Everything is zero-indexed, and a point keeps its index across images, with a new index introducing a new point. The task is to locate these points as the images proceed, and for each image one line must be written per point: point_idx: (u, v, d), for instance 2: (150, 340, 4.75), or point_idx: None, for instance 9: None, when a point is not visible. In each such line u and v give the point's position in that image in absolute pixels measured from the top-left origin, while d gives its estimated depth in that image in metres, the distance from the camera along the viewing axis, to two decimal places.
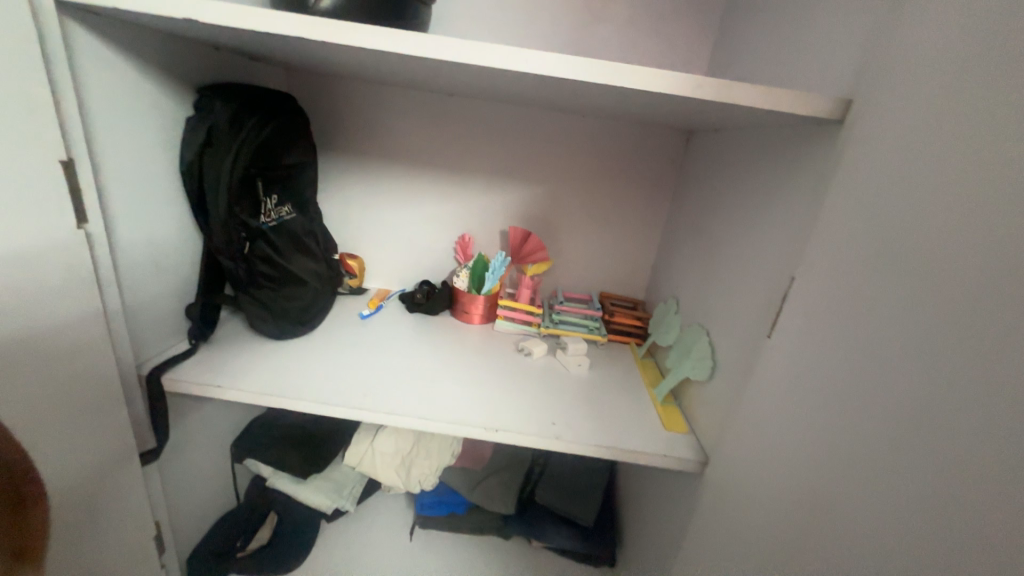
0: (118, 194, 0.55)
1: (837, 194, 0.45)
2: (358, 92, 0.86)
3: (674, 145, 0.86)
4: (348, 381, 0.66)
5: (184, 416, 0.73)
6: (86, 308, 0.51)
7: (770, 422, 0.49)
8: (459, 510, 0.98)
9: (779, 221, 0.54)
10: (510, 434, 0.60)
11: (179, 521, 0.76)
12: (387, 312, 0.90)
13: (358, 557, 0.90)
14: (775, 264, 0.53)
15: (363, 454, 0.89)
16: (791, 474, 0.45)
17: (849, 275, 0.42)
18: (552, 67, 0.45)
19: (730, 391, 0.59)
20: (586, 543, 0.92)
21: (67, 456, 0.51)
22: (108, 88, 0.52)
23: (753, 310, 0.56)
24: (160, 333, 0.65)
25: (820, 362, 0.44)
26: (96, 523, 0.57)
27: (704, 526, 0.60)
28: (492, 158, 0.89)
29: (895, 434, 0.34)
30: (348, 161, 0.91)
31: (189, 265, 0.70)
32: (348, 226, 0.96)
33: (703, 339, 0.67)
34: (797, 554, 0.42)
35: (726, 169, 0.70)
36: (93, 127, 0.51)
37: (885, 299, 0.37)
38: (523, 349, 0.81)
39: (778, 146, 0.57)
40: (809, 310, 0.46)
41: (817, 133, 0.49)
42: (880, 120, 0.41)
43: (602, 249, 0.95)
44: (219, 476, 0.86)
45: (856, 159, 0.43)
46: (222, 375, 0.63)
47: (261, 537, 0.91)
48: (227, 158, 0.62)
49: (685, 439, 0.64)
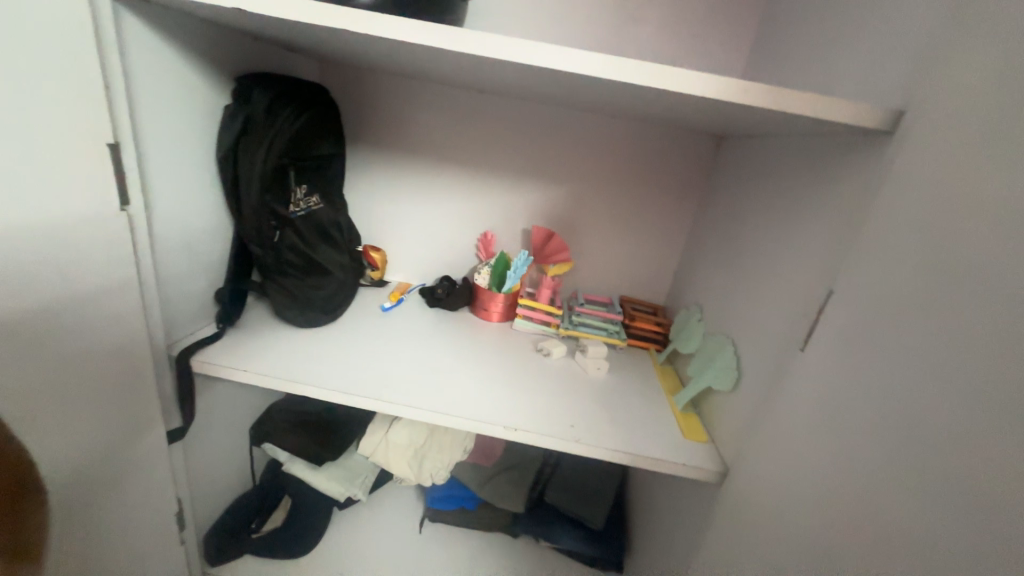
0: (158, 178, 0.57)
1: (880, 207, 0.43)
2: (389, 86, 0.87)
3: (704, 151, 0.85)
4: (369, 372, 0.66)
5: (207, 397, 0.75)
6: (123, 287, 0.53)
7: (797, 439, 0.48)
8: (469, 505, 0.98)
9: (814, 232, 0.53)
10: (528, 434, 0.60)
11: (198, 499, 0.78)
12: (407, 305, 0.91)
13: (368, 545, 0.91)
14: (808, 277, 0.52)
15: (377, 445, 0.90)
16: (817, 492, 0.44)
17: (889, 291, 0.40)
18: (591, 66, 0.44)
19: (754, 404, 0.57)
20: (594, 547, 0.91)
21: (98, 429, 0.53)
22: (153, 75, 0.54)
23: (782, 322, 0.55)
24: (190, 315, 0.67)
25: (853, 379, 0.42)
26: (121, 496, 0.58)
27: (719, 538, 0.59)
28: (519, 156, 0.88)
29: (935, 457, 0.33)
30: (376, 154, 0.92)
31: (220, 250, 0.72)
32: (373, 218, 0.97)
33: (727, 349, 0.65)
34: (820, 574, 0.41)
35: (759, 176, 0.68)
36: (138, 112, 0.53)
37: (929, 318, 0.36)
38: (542, 349, 0.80)
39: (817, 155, 0.55)
40: (843, 325, 0.45)
41: (860, 143, 0.48)
42: (930, 131, 0.39)
43: (625, 252, 0.94)
44: (237, 458, 0.88)
45: (902, 172, 0.41)
46: (247, 359, 0.65)
47: (275, 519, 0.93)
48: (262, 147, 0.63)
49: (704, 449, 0.63)
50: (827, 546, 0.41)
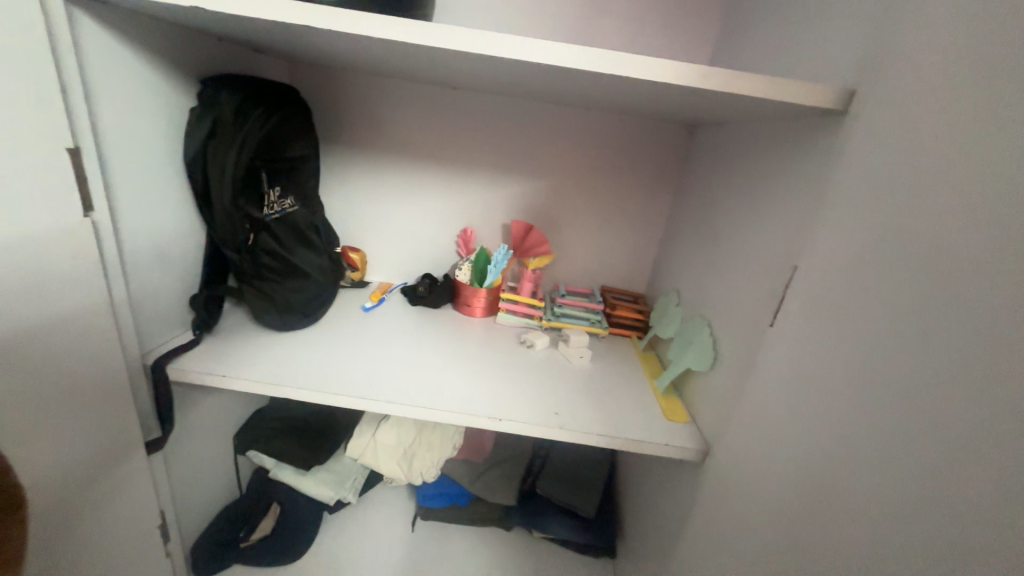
0: (123, 184, 0.55)
1: (839, 184, 0.45)
2: (361, 85, 0.86)
3: (676, 140, 0.87)
4: (352, 372, 0.66)
5: (188, 406, 0.73)
6: (91, 296, 0.51)
7: (771, 411, 0.50)
8: (461, 501, 0.99)
9: (780, 213, 0.55)
10: (513, 424, 0.61)
11: (182, 511, 0.76)
12: (390, 305, 0.90)
13: (360, 547, 0.91)
14: (776, 255, 0.54)
15: (366, 446, 0.90)
16: (791, 461, 0.45)
17: (849, 263, 0.42)
18: (557, 55, 0.45)
19: (731, 382, 0.59)
20: (586, 535, 0.92)
21: (72, 442, 0.52)
22: (113, 78, 0.53)
23: (754, 301, 0.57)
24: (165, 323, 0.66)
25: (820, 351, 0.44)
26: (100, 510, 0.57)
27: (704, 515, 0.60)
28: (495, 151, 0.89)
29: (894, 418, 0.34)
30: (350, 154, 0.91)
31: (193, 256, 0.70)
32: (350, 219, 0.96)
33: (704, 331, 0.67)
34: (796, 539, 0.43)
35: (728, 162, 0.70)
36: (99, 116, 0.51)
37: (885, 286, 0.37)
38: (525, 341, 0.81)
39: (780, 139, 0.57)
40: (810, 300, 0.47)
41: (819, 124, 0.49)
42: (881, 109, 0.41)
43: (604, 243, 0.95)
44: (222, 467, 0.87)
45: (858, 149, 0.43)
46: (226, 364, 0.64)
47: (263, 527, 0.90)
48: (231, 149, 0.62)
49: (686, 429, 0.65)
50: (802, 511, 0.43)
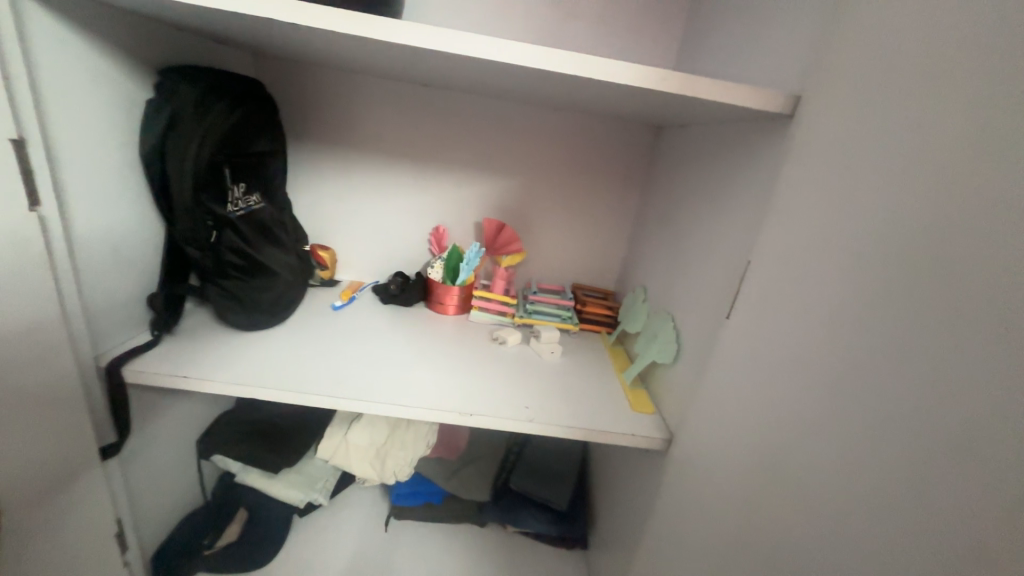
0: (73, 177, 0.53)
1: (790, 184, 0.48)
2: (330, 80, 0.85)
3: (643, 141, 0.89)
4: (321, 371, 0.65)
5: (148, 410, 0.70)
6: (39, 295, 0.49)
7: (730, 400, 0.52)
8: (435, 499, 0.98)
9: (737, 211, 0.57)
10: (485, 419, 0.61)
11: (142, 519, 0.73)
12: (361, 303, 0.89)
13: (332, 549, 0.89)
14: (734, 251, 0.57)
15: (337, 446, 0.89)
16: (747, 445, 0.48)
17: (799, 258, 0.45)
18: (526, 56, 0.46)
19: (694, 373, 0.62)
20: (558, 527, 0.94)
21: (19, 449, 0.49)
22: (63, 67, 0.50)
23: (714, 295, 0.60)
24: (121, 324, 0.63)
25: (772, 340, 0.47)
26: (50, 521, 0.54)
27: (669, 501, 0.63)
28: (467, 150, 0.89)
29: (838, 400, 0.37)
30: (320, 150, 0.90)
31: (151, 254, 0.68)
32: (320, 217, 0.95)
33: (668, 324, 0.70)
34: (752, 518, 0.45)
35: (691, 163, 0.73)
36: (47, 106, 0.49)
37: (830, 278, 0.40)
38: (498, 338, 0.82)
39: (737, 141, 0.60)
40: (764, 293, 0.50)
41: (772, 127, 0.52)
42: (825, 114, 0.44)
43: (574, 241, 0.97)
44: (185, 473, 0.84)
45: (806, 151, 0.46)
46: (188, 365, 0.62)
47: (229, 534, 0.88)
48: (192, 143, 0.60)
49: (652, 419, 0.67)
50: (758, 492, 0.45)
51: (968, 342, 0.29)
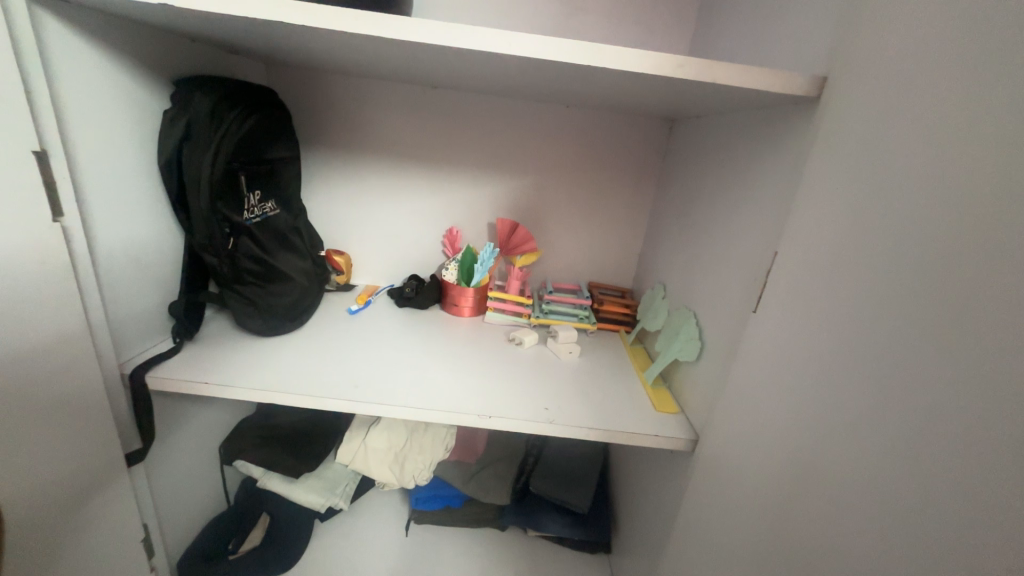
0: (93, 188, 0.54)
1: (815, 170, 0.46)
2: (341, 85, 0.85)
3: (657, 134, 0.88)
4: (338, 375, 0.65)
5: (171, 416, 0.72)
6: (65, 303, 0.50)
7: (758, 397, 0.50)
8: (455, 503, 0.98)
9: (760, 201, 0.55)
10: (504, 420, 0.60)
11: (168, 524, 0.74)
12: (377, 307, 0.90)
13: (354, 554, 0.89)
14: (758, 243, 0.55)
15: (355, 452, 0.88)
16: (778, 444, 0.46)
17: (829, 246, 0.43)
18: (539, 49, 0.45)
19: (718, 370, 0.60)
20: (581, 530, 0.92)
21: (49, 457, 0.50)
22: (81, 80, 0.51)
23: (738, 289, 0.58)
24: (143, 332, 0.64)
25: (802, 334, 0.45)
26: (81, 526, 0.55)
27: (696, 503, 0.61)
28: (479, 150, 0.89)
29: (876, 395, 0.35)
30: (332, 156, 0.90)
31: (170, 262, 0.69)
32: (334, 222, 0.95)
33: (690, 321, 0.68)
34: (785, 521, 0.43)
35: (708, 153, 0.71)
36: (68, 120, 0.50)
37: (864, 266, 0.38)
38: (514, 339, 0.81)
39: (758, 128, 0.58)
40: (791, 284, 0.47)
41: (794, 112, 0.50)
42: (853, 94, 0.42)
43: (590, 239, 0.95)
44: (208, 479, 0.85)
45: (834, 134, 0.44)
46: (209, 372, 0.62)
47: (253, 538, 0.89)
48: (208, 153, 0.60)
49: (675, 419, 0.65)
50: (789, 493, 0.43)
51: (1020, 328, 0.26)
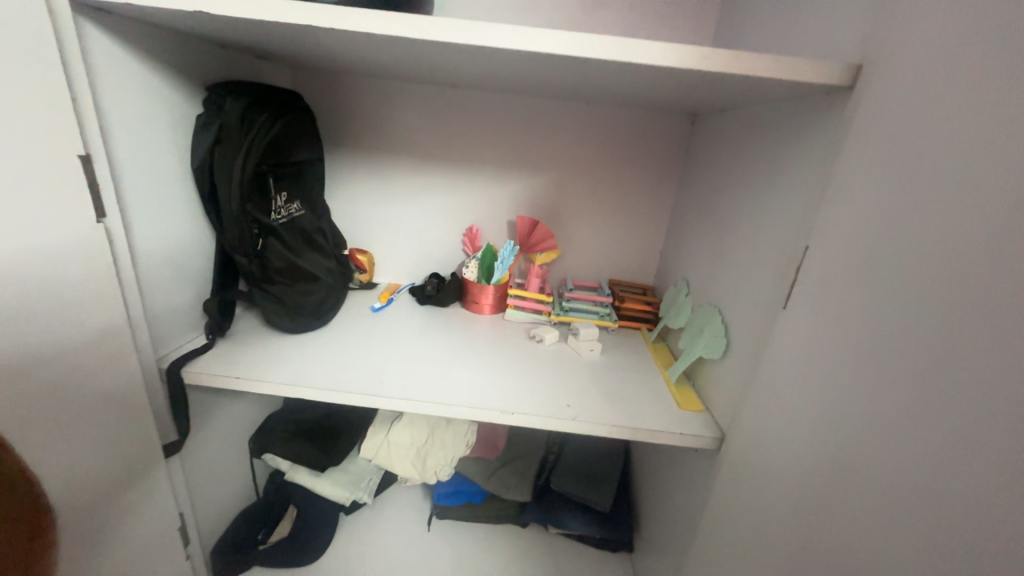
0: (132, 191, 0.56)
1: (848, 162, 0.44)
2: (362, 87, 0.87)
3: (679, 129, 0.86)
4: (363, 372, 0.66)
5: (203, 410, 0.74)
6: (107, 300, 0.52)
7: (788, 395, 0.49)
8: (476, 499, 0.98)
9: (789, 194, 0.54)
10: (525, 417, 0.61)
11: (201, 515, 0.77)
12: (398, 305, 0.91)
13: (377, 548, 0.91)
14: (787, 236, 0.53)
15: (379, 446, 0.90)
16: (807, 443, 0.45)
17: (862, 239, 0.41)
18: (560, 46, 0.45)
19: (745, 367, 0.58)
20: (603, 529, 0.92)
21: (94, 446, 0.52)
22: (121, 88, 0.54)
23: (766, 284, 0.56)
24: (178, 327, 0.67)
25: (831, 330, 0.44)
26: (122, 516, 0.58)
27: (720, 505, 0.60)
28: (499, 148, 0.89)
29: (912, 393, 0.34)
30: (355, 155, 0.92)
31: (203, 261, 0.71)
32: (357, 220, 0.97)
33: (716, 320, 0.66)
34: (814, 522, 0.42)
35: (734, 146, 0.70)
36: (109, 124, 0.52)
37: (897, 258, 0.37)
38: (534, 336, 0.81)
39: (787, 120, 0.56)
40: (822, 280, 0.46)
41: (827, 101, 0.49)
42: (889, 79, 0.40)
43: (611, 235, 0.95)
44: (238, 471, 0.87)
45: (866, 124, 0.43)
46: (241, 367, 0.64)
47: (282, 529, 0.93)
48: (238, 156, 0.62)
49: (700, 417, 0.64)
50: (817, 491, 0.42)
51: None
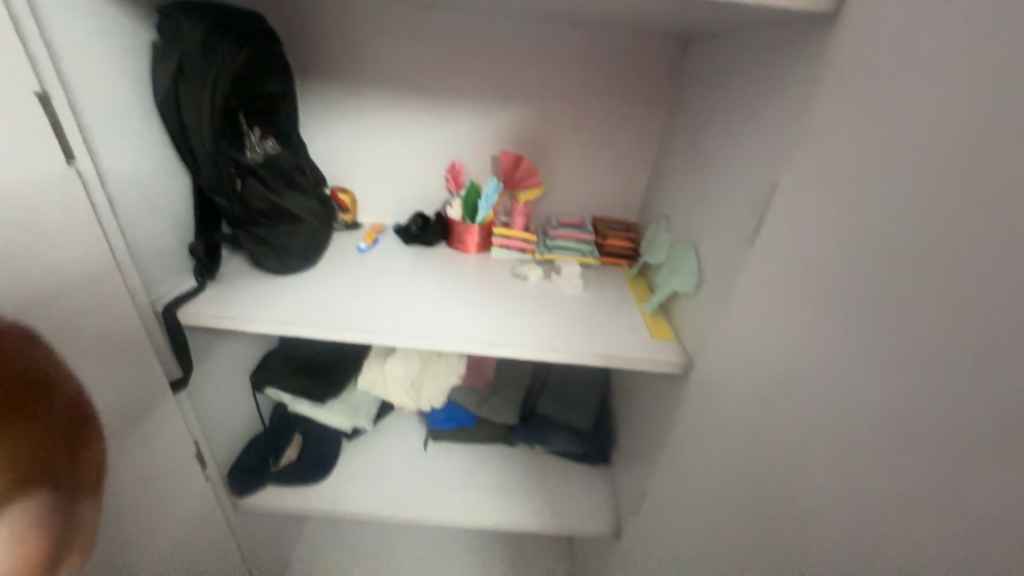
0: (98, 131, 0.54)
1: (826, 97, 0.45)
2: (330, 7, 0.80)
3: (669, 55, 0.82)
4: (354, 310, 0.69)
5: (203, 350, 0.77)
6: (93, 247, 0.52)
7: (750, 324, 0.53)
8: (468, 423, 1.07)
9: (769, 128, 0.54)
10: (510, 348, 0.65)
11: (214, 442, 0.83)
12: (385, 245, 0.92)
13: (380, 467, 1.00)
14: (762, 172, 0.54)
15: (375, 378, 0.96)
16: (762, 365, 0.50)
17: (829, 175, 0.43)
18: None
19: (714, 299, 0.62)
20: (582, 444, 1.03)
21: (105, 384, 0.56)
22: (66, 12, 0.49)
23: (739, 219, 0.58)
24: (166, 271, 0.67)
25: (793, 263, 0.47)
26: (142, 444, 0.63)
27: (685, 420, 0.67)
28: (481, 78, 0.85)
29: (853, 318, 0.38)
30: (328, 86, 0.87)
31: (182, 203, 0.70)
32: (336, 158, 0.94)
33: (690, 254, 0.69)
34: (761, 431, 0.48)
35: (721, 76, 0.68)
36: (61, 56, 0.49)
37: (857, 195, 0.39)
38: (519, 274, 0.84)
39: (773, 49, 0.55)
40: (789, 216, 0.48)
41: (813, 29, 0.47)
42: (873, 7, 0.40)
43: (596, 171, 0.94)
44: (243, 404, 0.93)
45: (847, 55, 0.42)
46: (235, 307, 0.67)
47: (290, 455, 1.00)
48: (204, 89, 0.60)
49: (671, 345, 0.69)
50: (766, 405, 0.48)
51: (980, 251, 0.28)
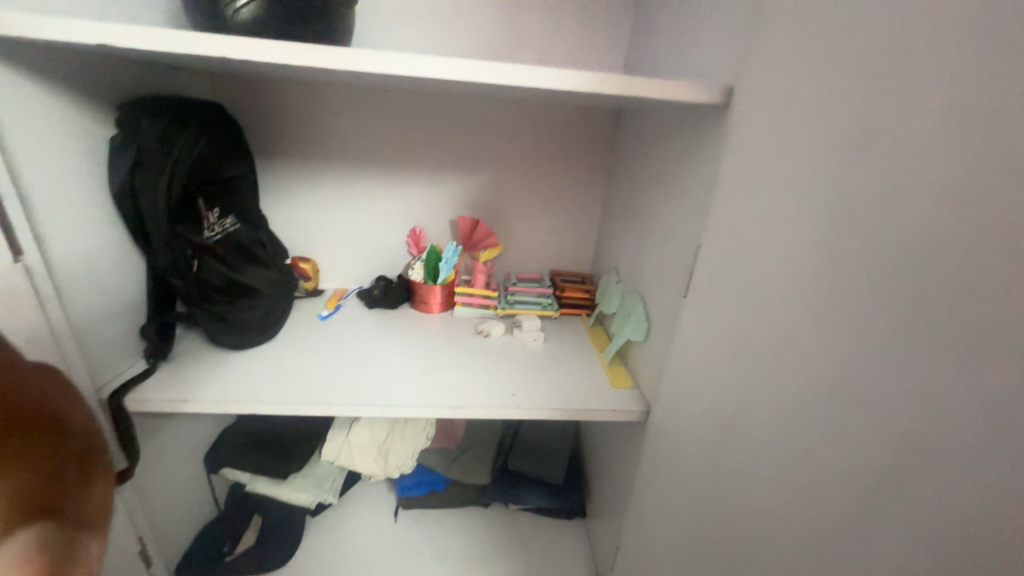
0: (49, 224, 0.54)
1: (730, 170, 0.52)
2: (289, 93, 0.85)
3: (604, 125, 0.92)
4: (314, 381, 0.68)
5: (152, 435, 0.73)
6: (32, 338, 0.52)
7: (694, 371, 0.57)
8: (439, 487, 1.04)
9: (690, 193, 0.61)
10: (473, 409, 0.66)
11: (162, 536, 0.77)
12: (347, 310, 0.92)
13: (347, 544, 0.95)
14: (689, 232, 0.61)
15: (340, 448, 0.92)
16: (708, 411, 0.53)
17: (741, 237, 0.49)
18: (475, 75, 0.49)
19: (663, 348, 0.66)
20: (556, 500, 1.00)
21: None
22: (25, 118, 0.51)
23: (675, 273, 0.64)
24: (116, 356, 0.66)
25: (722, 315, 0.51)
26: None
27: (650, 467, 0.69)
28: (435, 151, 0.91)
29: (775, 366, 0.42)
30: (288, 163, 0.90)
31: (135, 285, 0.70)
32: (296, 228, 0.96)
33: (639, 305, 0.74)
34: (714, 475, 0.50)
35: (648, 145, 0.76)
36: (17, 158, 0.50)
37: (763, 256, 0.45)
38: (483, 331, 0.86)
39: (686, 126, 0.63)
40: (715, 272, 0.54)
41: (714, 113, 0.55)
42: (754, 100, 0.47)
43: (548, 229, 1.00)
44: (195, 489, 0.87)
45: (741, 137, 0.50)
46: (188, 389, 0.65)
47: (247, 539, 0.93)
48: (161, 178, 0.61)
49: (630, 393, 0.72)
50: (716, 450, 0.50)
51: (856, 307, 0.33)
